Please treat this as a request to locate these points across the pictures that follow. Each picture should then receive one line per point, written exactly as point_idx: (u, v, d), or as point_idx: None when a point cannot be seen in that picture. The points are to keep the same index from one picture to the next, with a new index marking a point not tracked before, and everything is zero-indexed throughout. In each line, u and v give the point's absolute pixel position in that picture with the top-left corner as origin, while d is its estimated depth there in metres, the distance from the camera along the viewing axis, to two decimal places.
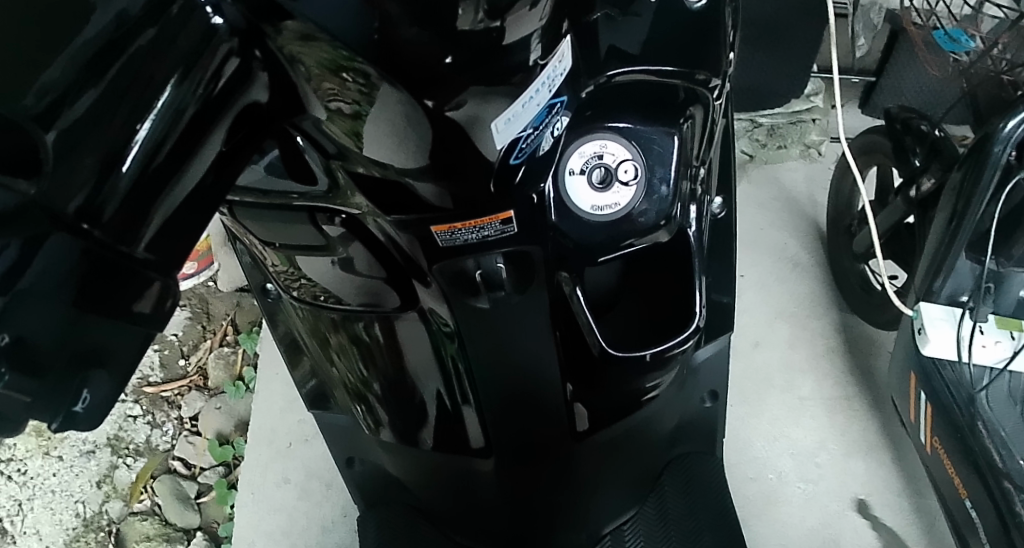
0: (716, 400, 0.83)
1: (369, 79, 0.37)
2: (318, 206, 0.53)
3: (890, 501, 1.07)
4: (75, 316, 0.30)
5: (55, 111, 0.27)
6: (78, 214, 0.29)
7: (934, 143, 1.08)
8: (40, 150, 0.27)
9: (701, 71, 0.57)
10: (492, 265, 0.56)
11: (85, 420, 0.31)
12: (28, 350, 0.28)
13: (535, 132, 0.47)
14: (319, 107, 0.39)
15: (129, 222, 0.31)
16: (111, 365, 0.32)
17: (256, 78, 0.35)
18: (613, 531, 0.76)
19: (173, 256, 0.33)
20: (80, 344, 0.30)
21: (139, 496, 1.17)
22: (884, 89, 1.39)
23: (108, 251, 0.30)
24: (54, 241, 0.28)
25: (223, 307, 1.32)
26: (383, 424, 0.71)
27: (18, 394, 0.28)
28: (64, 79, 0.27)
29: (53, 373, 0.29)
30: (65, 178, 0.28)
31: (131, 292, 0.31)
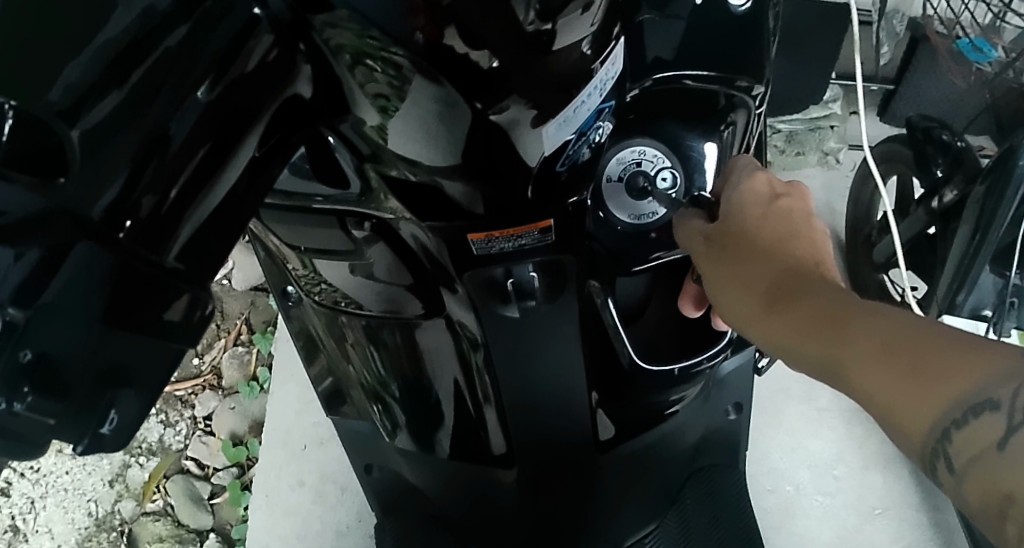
0: (740, 412, 0.81)
1: (400, 69, 0.35)
2: (348, 211, 0.52)
3: (909, 515, 1.02)
4: (101, 331, 0.27)
5: (81, 107, 0.25)
6: (105, 222, 0.27)
7: (955, 155, 1.05)
8: (65, 150, 0.25)
9: (743, 77, 0.61)
10: (524, 274, 0.57)
11: (111, 443, 0.28)
12: (52, 367, 0.26)
13: (581, 139, 0.46)
14: (370, 112, 0.38)
15: (159, 230, 0.29)
16: (138, 383, 0.29)
17: (300, 72, 0.34)
18: (633, 545, 0.70)
19: (203, 267, 0.31)
20: (106, 361, 0.27)
21: (151, 496, 1.16)
22: (903, 98, 1.33)
23: (139, 262, 0.28)
24: (83, 249, 0.26)
25: (237, 306, 1.30)
26: (401, 425, 0.71)
27: (41, 416, 0.25)
28: (85, 78, 0.25)
29: (77, 394, 0.27)
30: (94, 180, 0.26)
31: (166, 308, 0.29)
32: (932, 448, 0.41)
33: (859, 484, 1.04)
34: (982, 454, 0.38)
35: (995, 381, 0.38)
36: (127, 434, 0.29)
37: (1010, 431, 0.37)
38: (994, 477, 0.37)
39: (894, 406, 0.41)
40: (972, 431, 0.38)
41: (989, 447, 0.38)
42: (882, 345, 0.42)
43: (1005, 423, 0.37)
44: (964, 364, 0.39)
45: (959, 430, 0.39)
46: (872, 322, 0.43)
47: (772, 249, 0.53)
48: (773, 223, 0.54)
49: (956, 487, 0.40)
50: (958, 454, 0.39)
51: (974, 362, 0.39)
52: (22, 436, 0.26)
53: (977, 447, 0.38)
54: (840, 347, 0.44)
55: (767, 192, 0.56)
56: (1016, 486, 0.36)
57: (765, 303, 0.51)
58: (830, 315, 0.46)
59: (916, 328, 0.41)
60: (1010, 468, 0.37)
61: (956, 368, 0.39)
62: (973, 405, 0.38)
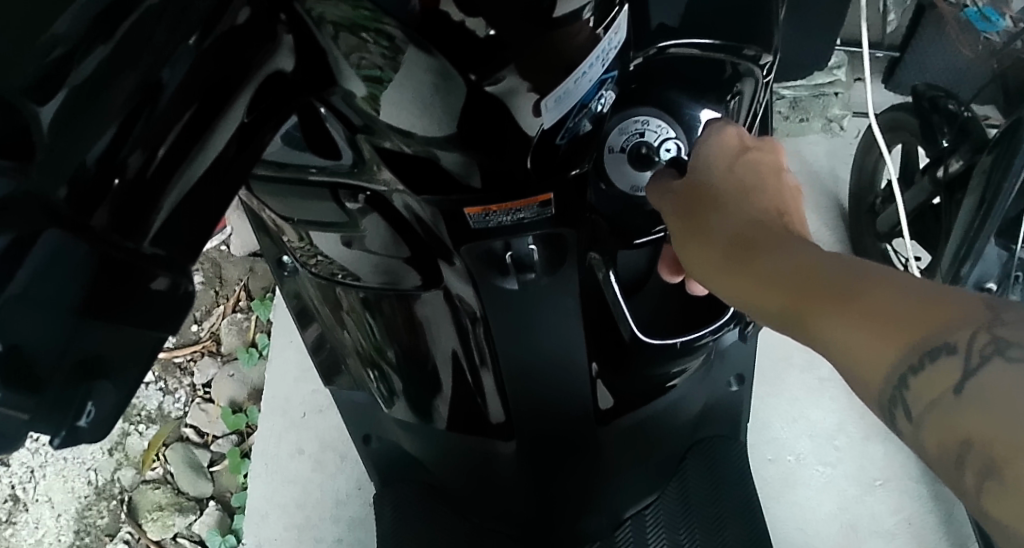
0: (742, 384, 0.81)
1: (393, 41, 0.34)
2: (340, 182, 0.50)
3: (910, 487, 1.01)
4: (76, 324, 0.25)
5: (48, 88, 0.23)
6: (74, 209, 0.25)
7: (962, 125, 1.03)
8: (34, 132, 0.23)
9: (749, 46, 0.59)
10: (522, 248, 0.59)
11: (88, 434, 0.26)
12: (26, 359, 0.24)
13: (582, 110, 0.45)
14: (358, 84, 0.37)
15: (132, 214, 0.27)
16: (120, 375, 0.27)
17: (282, 43, 0.32)
18: (634, 516, 0.70)
19: (182, 252, 0.29)
20: (83, 351, 0.25)
21: (151, 464, 1.17)
22: (908, 66, 1.31)
23: (115, 249, 0.26)
24: (51, 237, 0.24)
25: (236, 272, 1.30)
26: (398, 393, 0.69)
27: (16, 412, 0.23)
28: (73, 33, 0.24)
29: (53, 388, 0.24)
30: (81, 133, 0.24)
31: (149, 299, 0.27)
32: (890, 396, 0.37)
33: (859, 455, 1.03)
34: (940, 401, 0.34)
35: (955, 327, 0.35)
36: (107, 424, 0.27)
37: (967, 373, 0.33)
38: (954, 422, 0.33)
39: (850, 353, 0.38)
40: (930, 376, 0.35)
41: (948, 392, 0.34)
42: (841, 290, 0.39)
43: (961, 367, 0.34)
44: (923, 311, 0.36)
45: (917, 376, 0.35)
46: (834, 271, 0.41)
47: (745, 211, 0.51)
48: (749, 186, 0.52)
49: (914, 437, 0.36)
50: (916, 399, 0.36)
51: (934, 310, 0.36)
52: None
53: (934, 392, 0.35)
54: (799, 297, 0.42)
55: (746, 160, 0.54)
56: (973, 428, 0.32)
57: (729, 262, 0.49)
58: (794, 268, 0.44)
59: (876, 275, 0.39)
60: (966, 409, 0.33)
61: (915, 313, 0.36)
62: (930, 349, 0.35)
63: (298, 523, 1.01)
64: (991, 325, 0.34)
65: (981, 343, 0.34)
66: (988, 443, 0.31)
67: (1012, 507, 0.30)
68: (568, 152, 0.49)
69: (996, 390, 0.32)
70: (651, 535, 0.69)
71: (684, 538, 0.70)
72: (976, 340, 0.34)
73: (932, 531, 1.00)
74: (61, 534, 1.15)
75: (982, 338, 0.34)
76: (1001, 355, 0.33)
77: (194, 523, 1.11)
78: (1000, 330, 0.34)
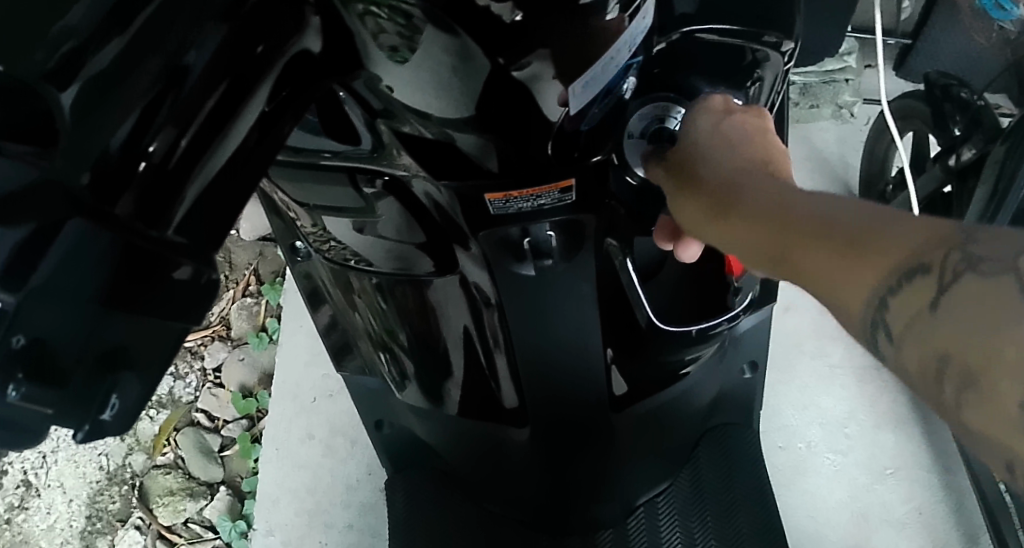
0: (755, 371, 0.80)
1: (411, 19, 0.34)
2: (359, 167, 0.49)
3: (921, 476, 1.01)
4: (99, 315, 0.23)
5: (65, 75, 0.23)
6: (96, 197, 0.24)
7: (975, 113, 1.02)
8: (55, 118, 0.23)
9: (772, 32, 0.52)
10: (541, 233, 0.56)
11: (113, 429, 0.24)
12: (47, 352, 0.22)
13: (609, 92, 0.45)
14: (385, 65, 0.37)
15: (155, 202, 0.26)
16: (144, 368, 0.25)
17: (308, 25, 0.32)
18: (647, 503, 0.72)
19: (206, 241, 0.28)
20: (105, 343, 0.24)
21: (162, 449, 1.17)
22: (919, 54, 1.29)
23: (137, 238, 0.24)
24: (73, 225, 0.22)
25: (245, 257, 1.30)
26: (409, 375, 0.69)
27: (38, 406, 0.22)
28: (85, 24, 0.23)
29: (75, 381, 0.23)
30: (105, 117, 0.24)
31: (173, 290, 0.25)
32: (873, 321, 0.34)
33: (870, 443, 1.03)
34: (918, 320, 0.32)
35: (929, 247, 0.32)
36: (134, 415, 0.25)
37: (942, 289, 0.31)
38: (935, 339, 0.30)
39: (832, 284, 0.36)
40: (907, 297, 0.32)
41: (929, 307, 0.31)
42: (819, 221, 0.37)
43: (935, 285, 0.31)
44: (898, 234, 0.33)
45: (894, 298, 0.33)
46: (816, 205, 0.39)
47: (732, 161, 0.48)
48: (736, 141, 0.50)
49: (901, 362, 0.33)
50: (897, 320, 0.33)
51: (909, 232, 0.33)
52: (20, 424, 0.23)
53: (913, 312, 0.32)
54: (780, 235, 0.40)
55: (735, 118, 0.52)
56: (953, 342, 0.29)
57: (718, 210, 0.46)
58: (778, 205, 0.41)
59: (856, 206, 0.36)
60: (944, 325, 0.30)
61: (891, 237, 0.33)
62: (904, 271, 0.32)
63: (308, 509, 1.01)
64: (964, 243, 0.31)
65: (955, 260, 0.31)
66: (965, 356, 0.28)
67: (994, 421, 0.27)
68: (590, 138, 0.49)
69: (971, 302, 0.29)
70: (664, 521, 0.72)
71: (696, 526, 0.72)
72: (951, 259, 0.31)
73: (944, 520, 0.99)
74: (73, 520, 1.15)
75: (955, 256, 0.31)
76: (974, 270, 0.30)
77: (205, 508, 1.11)
78: (974, 247, 0.31)
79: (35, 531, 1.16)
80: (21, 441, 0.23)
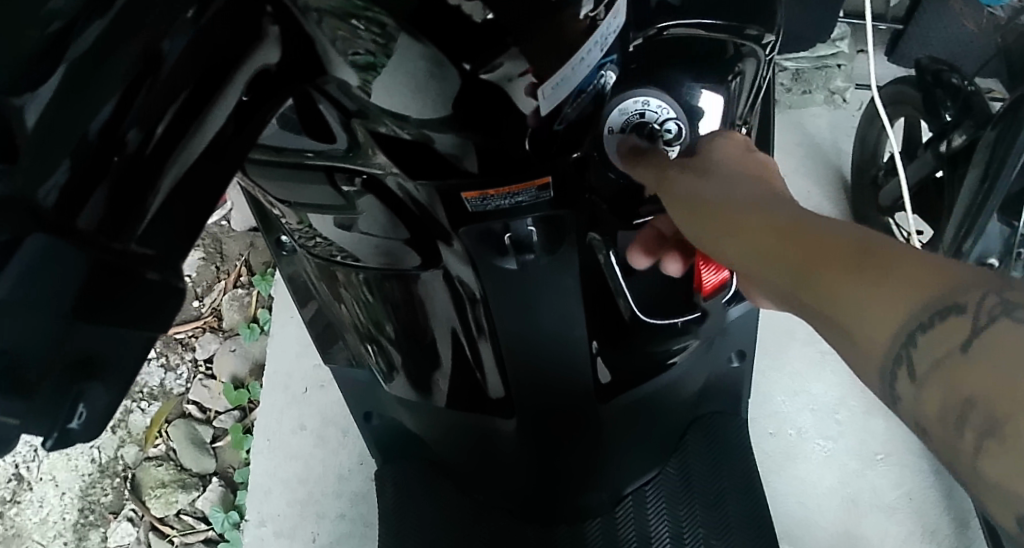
0: (744, 360, 0.80)
1: (383, 27, 0.35)
2: (337, 166, 0.49)
3: (910, 462, 1.02)
4: (66, 326, 0.24)
5: (43, 63, 0.24)
6: (59, 212, 0.24)
7: (966, 98, 1.02)
8: (16, 129, 0.23)
9: (750, 26, 0.55)
10: (521, 229, 0.57)
11: (81, 438, 0.25)
12: (13, 362, 0.23)
13: (581, 95, 0.46)
14: (348, 73, 0.38)
15: (121, 213, 0.26)
16: (112, 376, 0.26)
17: (268, 34, 0.32)
18: (635, 492, 0.72)
19: (174, 247, 0.28)
20: (74, 351, 0.24)
21: (154, 441, 1.17)
22: (911, 38, 1.29)
23: (107, 253, 0.26)
24: (37, 240, 0.24)
25: (237, 247, 1.30)
26: (396, 366, 0.70)
27: (5, 417, 0.23)
28: (69, 8, 0.24)
29: (41, 391, 0.24)
30: (82, 105, 0.25)
31: (141, 296, 0.27)
32: (894, 354, 0.34)
33: (860, 429, 1.04)
34: (949, 360, 0.32)
35: (962, 287, 0.33)
36: (104, 422, 0.26)
37: (975, 330, 0.31)
38: (961, 381, 0.31)
39: (854, 315, 0.36)
40: (936, 335, 0.32)
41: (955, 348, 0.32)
42: (848, 250, 0.37)
43: (969, 326, 0.31)
44: (930, 272, 0.34)
45: (922, 333, 0.33)
46: (842, 233, 0.39)
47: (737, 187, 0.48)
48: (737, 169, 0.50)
49: (918, 398, 0.34)
50: (922, 357, 0.33)
51: (941, 271, 0.34)
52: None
53: (941, 351, 0.32)
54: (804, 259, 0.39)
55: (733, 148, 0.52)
56: (978, 389, 0.30)
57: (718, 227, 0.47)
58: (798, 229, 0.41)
59: (883, 238, 0.36)
60: (973, 366, 0.31)
61: (924, 273, 0.34)
62: (937, 309, 0.33)
63: (300, 499, 1.02)
64: (1000, 287, 0.32)
65: (991, 305, 0.31)
66: (994, 402, 0.29)
67: (1013, 470, 0.28)
68: (567, 134, 0.49)
69: (1004, 349, 0.30)
70: (652, 509, 0.72)
71: (684, 515, 0.73)
72: (985, 302, 0.32)
73: (932, 505, 1.00)
74: (65, 512, 1.16)
75: (990, 300, 0.32)
76: (1008, 315, 0.31)
77: (197, 500, 1.12)
78: (1011, 293, 0.31)
79: (28, 525, 1.16)
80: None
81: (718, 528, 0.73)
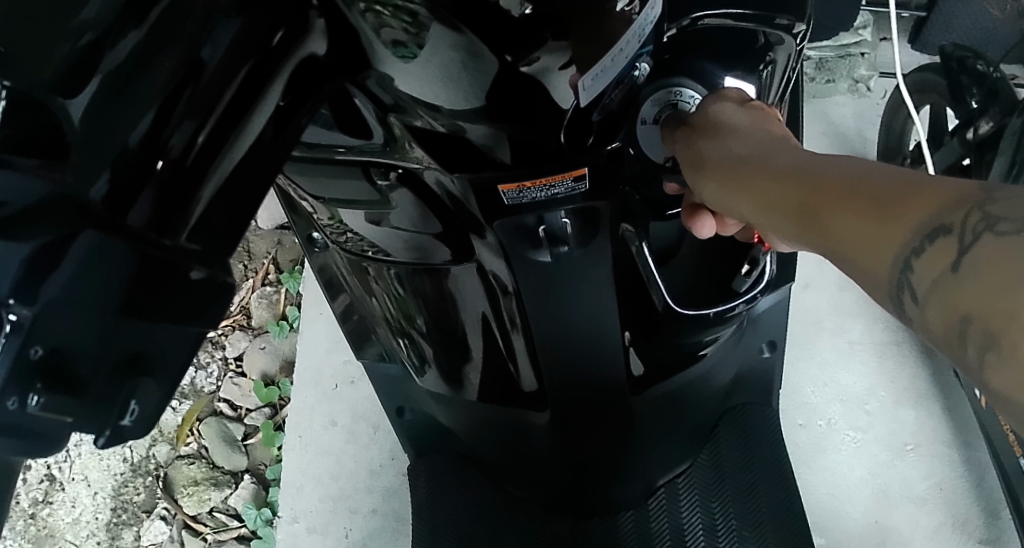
0: (775, 350, 0.80)
1: (416, 17, 0.35)
2: (372, 161, 0.50)
3: (941, 453, 1.01)
4: (115, 322, 0.24)
5: (76, 78, 0.24)
6: (106, 208, 0.25)
7: (992, 86, 1.01)
8: (65, 126, 0.24)
9: (784, 15, 0.54)
10: (556, 221, 0.56)
11: (133, 433, 0.26)
12: (66, 361, 0.23)
13: (616, 84, 0.47)
14: (393, 64, 0.37)
15: (169, 210, 0.27)
16: (162, 374, 0.26)
17: (313, 27, 0.32)
18: (667, 484, 0.73)
19: (218, 247, 0.29)
20: (126, 349, 0.25)
21: (185, 439, 1.19)
22: (935, 24, 1.24)
23: (153, 247, 0.26)
24: (85, 238, 0.24)
25: (264, 246, 1.31)
26: (429, 361, 0.71)
27: (59, 415, 0.23)
28: (102, 17, 0.24)
29: (93, 389, 0.24)
30: (121, 116, 0.25)
31: (185, 293, 0.26)
32: (896, 280, 0.34)
33: (890, 420, 1.03)
34: (942, 284, 0.31)
35: (951, 206, 0.32)
36: (152, 422, 0.26)
37: (964, 249, 0.30)
38: (955, 301, 0.30)
39: (860, 252, 0.36)
40: (929, 258, 0.31)
41: (946, 272, 0.31)
42: (853, 185, 0.37)
43: (957, 246, 0.30)
44: (925, 200, 0.33)
45: (919, 258, 0.32)
46: (853, 171, 0.38)
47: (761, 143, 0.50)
48: (765, 126, 0.51)
49: (917, 320, 0.32)
50: (920, 281, 0.32)
51: (936, 194, 0.33)
52: (41, 434, 0.23)
53: (933, 273, 0.31)
54: (811, 199, 0.40)
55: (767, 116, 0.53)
56: (970, 302, 0.29)
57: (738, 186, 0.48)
58: (809, 172, 0.42)
59: (884, 171, 0.36)
60: (966, 284, 0.29)
61: (921, 200, 0.33)
62: (929, 232, 0.32)
63: (332, 495, 1.03)
64: (984, 202, 0.30)
65: (975, 221, 0.30)
66: (985, 315, 0.27)
67: (1018, 380, 0.26)
68: (602, 125, 0.50)
69: (990, 266, 0.28)
70: (685, 501, 0.72)
71: (717, 506, 0.73)
72: (972, 219, 0.30)
73: (965, 496, 0.99)
74: (98, 512, 1.18)
75: (976, 216, 0.30)
76: (993, 230, 0.29)
77: (229, 497, 1.14)
78: (994, 207, 0.30)
79: (61, 525, 1.18)
80: (33, 451, 0.24)
81: (750, 521, 0.72)
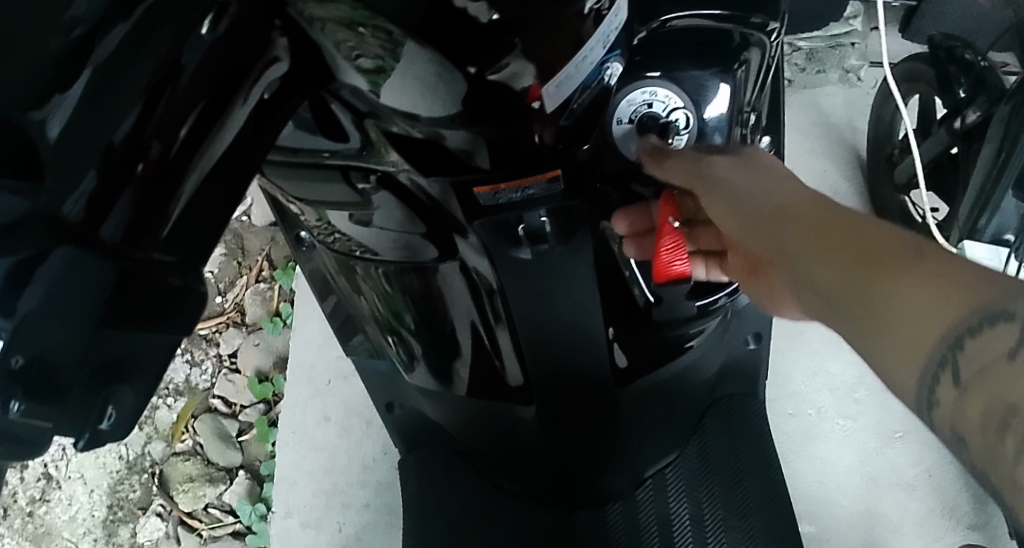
0: (760, 341, 0.81)
1: (391, 35, 0.35)
2: (351, 164, 0.50)
3: (929, 439, 1.02)
4: (93, 331, 0.25)
5: (54, 84, 0.23)
6: (83, 225, 0.25)
7: (979, 75, 1.02)
8: (40, 144, 0.23)
9: (755, 15, 0.58)
10: (534, 220, 0.59)
11: (112, 436, 0.27)
12: (46, 370, 0.24)
13: (586, 90, 0.48)
14: (355, 77, 0.38)
15: (144, 219, 0.27)
16: (138, 377, 0.27)
17: (276, 46, 0.33)
18: (655, 475, 0.74)
19: (193, 256, 0.30)
20: (105, 355, 0.26)
21: (181, 436, 1.20)
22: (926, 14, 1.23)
23: (126, 260, 0.26)
24: (62, 252, 0.24)
25: (258, 242, 1.31)
26: (417, 357, 0.72)
27: (40, 420, 0.24)
28: (92, 14, 0.23)
29: (73, 394, 0.25)
30: (110, 112, 0.24)
31: (160, 297, 0.28)
32: (933, 359, 0.33)
33: (879, 408, 1.04)
34: (990, 370, 0.31)
35: (1006, 296, 0.31)
36: (130, 426, 0.27)
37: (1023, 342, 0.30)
38: (1001, 394, 0.30)
39: (898, 325, 0.35)
40: (980, 346, 0.31)
41: (997, 359, 0.31)
42: (900, 257, 0.36)
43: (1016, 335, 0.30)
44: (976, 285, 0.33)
45: (966, 341, 0.32)
46: (896, 241, 0.38)
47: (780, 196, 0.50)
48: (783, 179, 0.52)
49: (952, 404, 0.32)
50: (964, 365, 0.32)
51: (985, 281, 0.33)
52: (22, 438, 0.24)
53: (984, 360, 0.31)
54: (849, 262, 0.39)
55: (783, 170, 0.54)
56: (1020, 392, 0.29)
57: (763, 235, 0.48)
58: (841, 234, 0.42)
59: (927, 248, 0.36)
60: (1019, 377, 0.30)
61: (969, 282, 0.33)
62: (983, 317, 0.31)
63: (326, 490, 1.04)
64: None
65: None
66: None
67: None
68: (571, 130, 0.50)
69: None
70: (672, 490, 0.73)
71: (704, 497, 0.73)
72: None
73: (951, 481, 1.00)
74: (94, 509, 1.18)
75: None
76: None
77: (224, 493, 1.15)
78: None
79: (58, 523, 1.18)
80: (14, 454, 0.25)
81: (738, 510, 0.73)
